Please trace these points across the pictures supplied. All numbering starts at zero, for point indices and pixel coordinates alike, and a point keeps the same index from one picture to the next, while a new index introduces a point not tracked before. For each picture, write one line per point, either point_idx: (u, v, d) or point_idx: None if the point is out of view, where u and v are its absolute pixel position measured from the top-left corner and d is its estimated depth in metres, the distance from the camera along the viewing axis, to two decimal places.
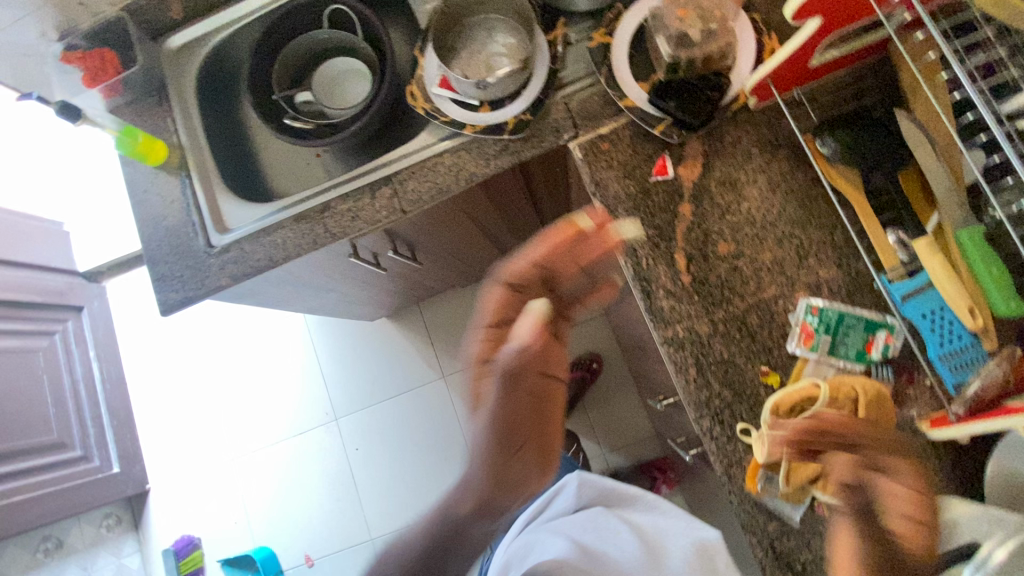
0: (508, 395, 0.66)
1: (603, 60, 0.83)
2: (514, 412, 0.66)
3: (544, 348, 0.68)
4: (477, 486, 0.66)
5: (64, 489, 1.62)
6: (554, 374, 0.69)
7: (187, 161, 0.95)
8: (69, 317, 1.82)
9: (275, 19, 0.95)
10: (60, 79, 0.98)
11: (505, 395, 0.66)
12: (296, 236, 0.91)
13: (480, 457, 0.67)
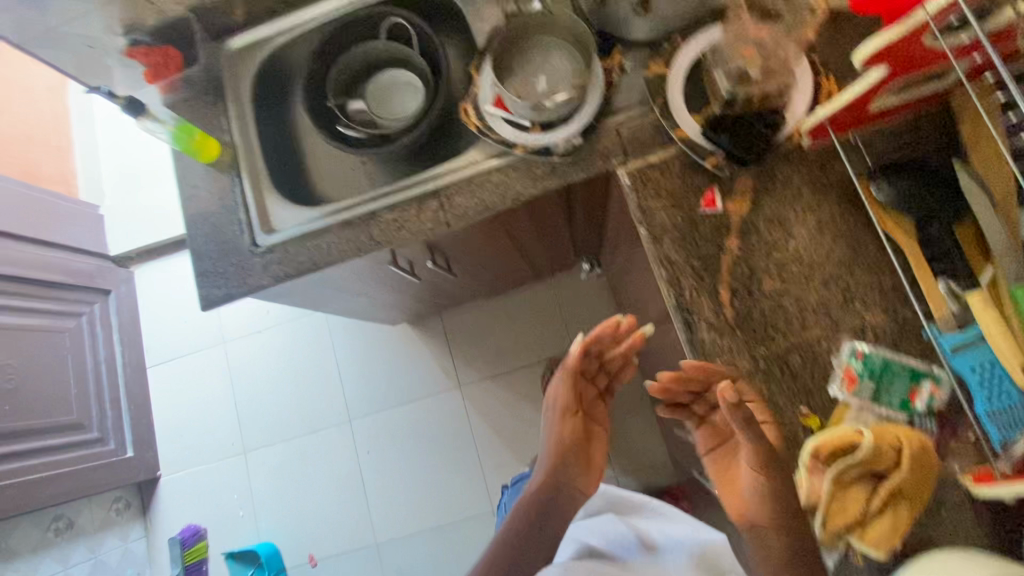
0: (559, 438, 0.85)
1: (657, 91, 0.84)
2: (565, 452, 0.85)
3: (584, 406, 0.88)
4: (533, 511, 0.82)
5: (79, 469, 1.63)
6: (595, 425, 0.88)
7: (238, 160, 0.97)
8: (97, 300, 1.85)
9: (335, 28, 0.97)
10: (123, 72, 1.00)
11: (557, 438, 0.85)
12: (341, 241, 0.92)
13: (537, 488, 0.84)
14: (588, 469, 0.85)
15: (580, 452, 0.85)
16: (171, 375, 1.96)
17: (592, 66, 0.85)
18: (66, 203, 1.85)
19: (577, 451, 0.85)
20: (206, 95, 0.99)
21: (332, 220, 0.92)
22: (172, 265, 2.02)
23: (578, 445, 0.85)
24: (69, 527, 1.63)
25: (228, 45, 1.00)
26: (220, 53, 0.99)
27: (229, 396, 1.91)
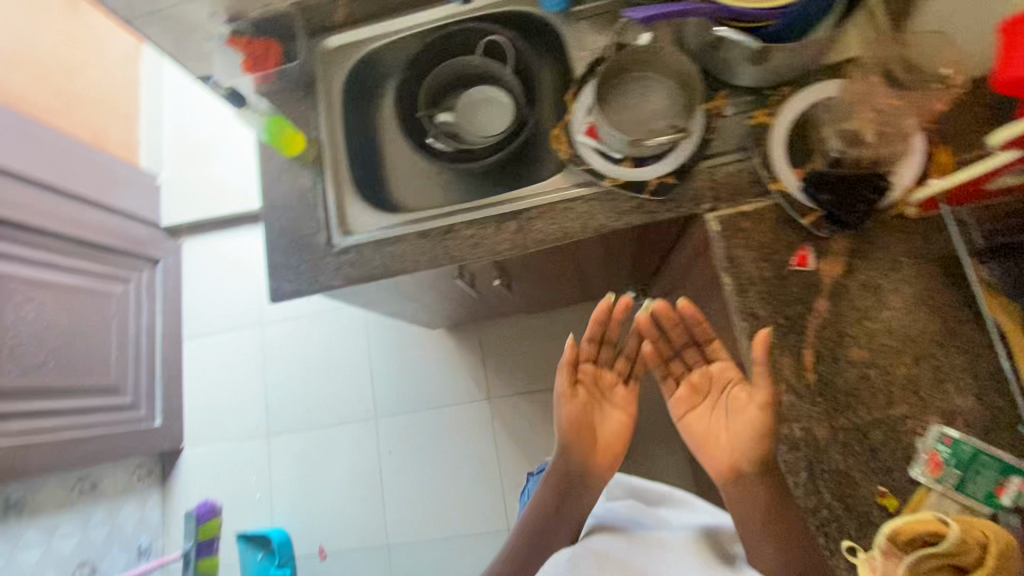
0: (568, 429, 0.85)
1: (760, 140, 0.81)
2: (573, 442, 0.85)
3: (592, 395, 0.88)
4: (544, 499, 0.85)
5: (110, 433, 1.64)
6: (604, 416, 0.88)
7: (321, 157, 0.97)
8: (145, 268, 1.88)
9: (433, 40, 0.98)
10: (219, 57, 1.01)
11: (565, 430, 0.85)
12: (416, 251, 0.91)
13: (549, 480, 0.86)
14: (599, 452, 0.87)
15: (589, 437, 0.86)
16: (204, 350, 1.98)
17: (694, 107, 0.84)
18: (126, 170, 1.89)
19: (585, 439, 0.86)
20: (296, 90, 0.99)
21: (409, 228, 0.91)
22: (219, 243, 2.05)
23: (588, 433, 0.87)
24: (93, 489, 1.63)
25: (326, 43, 1.01)
26: (315, 50, 1.01)
27: (260, 378, 1.92)
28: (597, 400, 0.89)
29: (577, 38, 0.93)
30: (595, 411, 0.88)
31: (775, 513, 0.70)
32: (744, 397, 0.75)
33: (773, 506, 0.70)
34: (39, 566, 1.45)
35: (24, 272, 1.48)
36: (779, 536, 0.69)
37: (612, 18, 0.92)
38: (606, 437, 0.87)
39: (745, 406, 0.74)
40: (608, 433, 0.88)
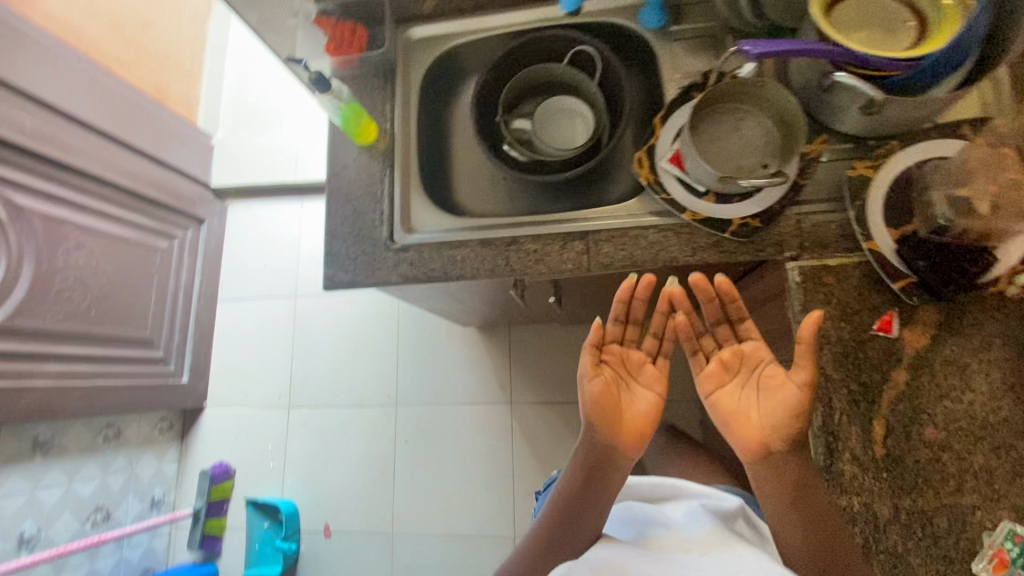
0: (595, 405, 0.80)
1: (857, 192, 0.77)
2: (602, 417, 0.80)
3: (619, 367, 0.84)
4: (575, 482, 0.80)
5: (139, 384, 1.67)
6: (636, 388, 0.84)
7: (392, 149, 0.95)
8: (190, 227, 1.90)
9: (522, 43, 0.95)
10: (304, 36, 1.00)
11: (591, 404, 0.80)
12: (476, 259, 0.89)
13: (576, 461, 0.81)
14: (626, 431, 0.81)
15: (615, 415, 0.81)
16: (237, 314, 1.99)
17: (791, 149, 0.79)
18: (184, 128, 1.90)
19: (613, 419, 0.81)
20: (375, 78, 0.98)
21: (473, 234, 0.89)
22: (263, 210, 2.06)
23: (615, 414, 0.81)
24: (117, 437, 1.66)
25: (410, 33, 0.99)
26: (398, 38, 0.99)
27: (287, 350, 1.93)
28: (622, 378, 0.84)
29: (670, 61, 0.90)
30: (620, 391, 0.83)
31: (805, 498, 0.69)
32: (778, 376, 0.73)
33: (803, 491, 0.69)
34: (59, 506, 1.49)
35: (79, 219, 1.50)
36: (808, 520, 0.69)
37: (711, 44, 0.89)
38: (632, 419, 0.81)
39: (780, 387, 0.73)
40: (635, 416, 0.81)
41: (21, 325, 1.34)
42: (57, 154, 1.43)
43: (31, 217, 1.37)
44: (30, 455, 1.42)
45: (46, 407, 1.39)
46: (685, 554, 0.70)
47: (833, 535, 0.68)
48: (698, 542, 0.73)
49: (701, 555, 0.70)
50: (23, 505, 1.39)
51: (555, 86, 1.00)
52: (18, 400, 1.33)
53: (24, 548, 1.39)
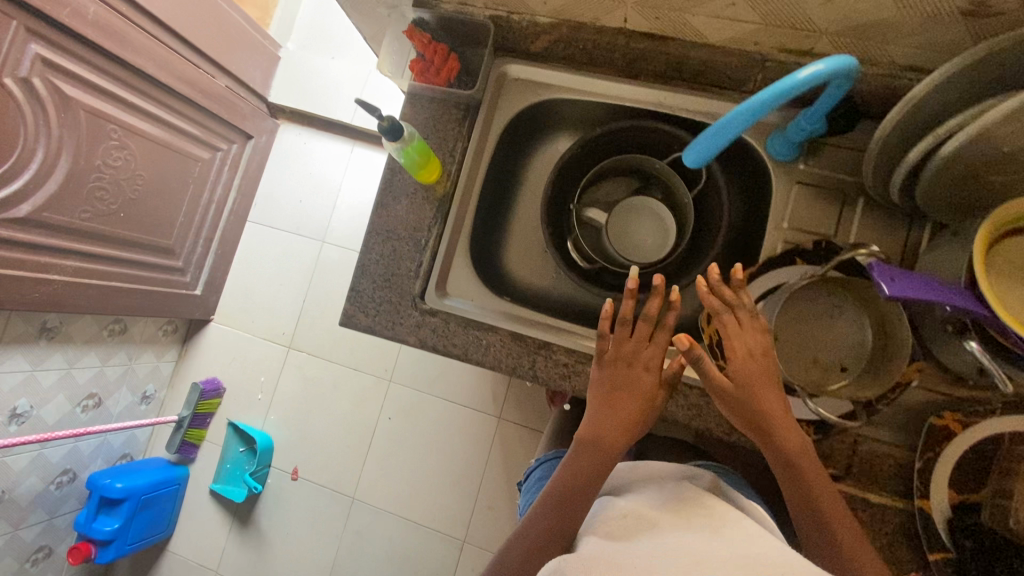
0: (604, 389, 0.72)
1: (933, 444, 0.68)
2: (612, 401, 0.71)
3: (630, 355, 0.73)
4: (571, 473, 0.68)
5: (154, 291, 1.68)
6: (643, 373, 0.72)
7: (449, 197, 0.86)
8: (236, 141, 1.83)
9: (624, 127, 0.83)
10: (392, 40, 0.89)
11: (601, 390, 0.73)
12: (501, 350, 0.82)
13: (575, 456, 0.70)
14: (626, 411, 0.70)
15: (616, 399, 0.71)
16: (262, 239, 1.96)
17: (879, 371, 0.69)
18: (254, 35, 1.78)
19: (614, 400, 0.71)
20: (453, 110, 0.87)
21: (507, 324, 0.82)
22: (313, 142, 1.97)
23: (614, 405, 0.71)
24: (123, 332, 1.70)
25: (507, 69, 0.87)
26: (492, 71, 0.87)
27: (301, 291, 1.92)
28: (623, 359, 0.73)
29: (783, 204, 0.77)
30: (618, 381, 0.72)
31: (802, 486, 0.63)
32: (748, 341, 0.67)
33: (793, 478, 0.63)
34: (55, 388, 1.54)
35: (125, 118, 1.43)
36: (812, 511, 0.62)
37: (838, 200, 0.76)
38: (622, 415, 0.70)
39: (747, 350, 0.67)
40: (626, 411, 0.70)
41: (47, 218, 1.32)
42: (116, 47, 1.35)
43: (77, 110, 1.31)
44: (35, 338, 1.46)
45: (58, 300, 1.40)
46: (658, 533, 0.59)
47: (843, 528, 0.61)
48: (655, 505, 0.66)
49: (671, 527, 0.59)
50: (20, 383, 1.44)
51: (643, 181, 0.90)
52: (33, 290, 1.33)
53: (14, 421, 1.46)
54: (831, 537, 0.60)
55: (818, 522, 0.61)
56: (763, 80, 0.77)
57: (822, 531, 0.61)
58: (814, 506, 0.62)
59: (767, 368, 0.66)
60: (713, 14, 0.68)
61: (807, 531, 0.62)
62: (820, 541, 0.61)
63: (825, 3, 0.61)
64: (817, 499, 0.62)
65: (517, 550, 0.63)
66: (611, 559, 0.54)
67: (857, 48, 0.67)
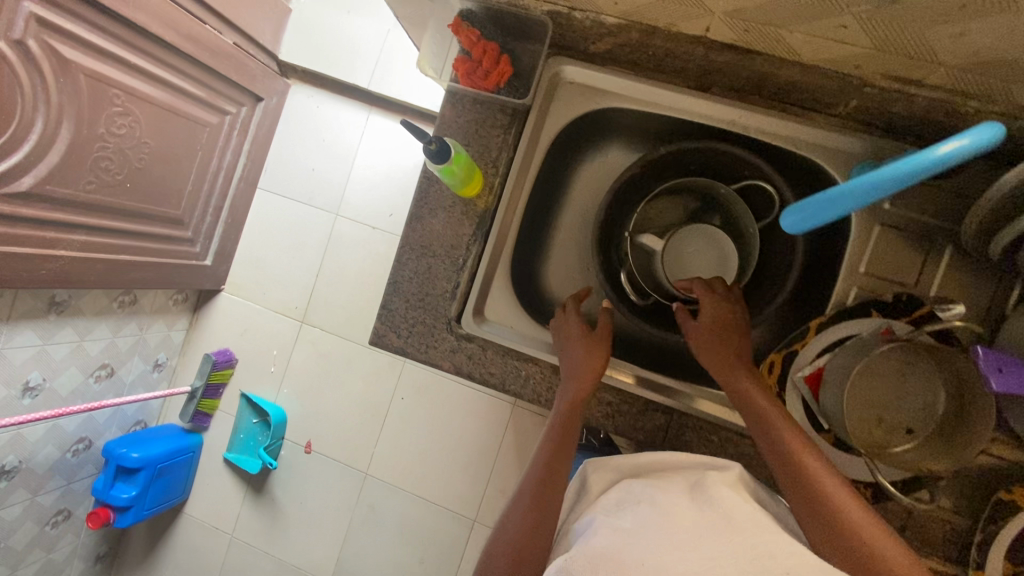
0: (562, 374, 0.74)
1: (997, 518, 0.65)
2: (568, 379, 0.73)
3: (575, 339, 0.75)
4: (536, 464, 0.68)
5: (164, 263, 1.62)
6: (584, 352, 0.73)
7: (491, 214, 0.79)
8: (245, 103, 1.71)
9: (686, 150, 0.78)
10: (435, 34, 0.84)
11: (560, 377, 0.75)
12: (542, 384, 0.78)
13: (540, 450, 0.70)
14: (579, 363, 0.73)
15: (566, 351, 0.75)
16: (274, 209, 1.88)
17: (952, 440, 0.64)
18: None
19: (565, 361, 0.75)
20: (499, 115, 0.79)
21: (550, 357, 0.78)
22: (327, 106, 1.85)
23: (566, 362, 0.74)
24: (133, 304, 1.66)
25: (562, 70, 0.77)
26: (545, 72, 0.77)
27: (314, 265, 1.85)
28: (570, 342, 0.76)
29: (862, 245, 0.71)
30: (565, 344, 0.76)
31: (772, 445, 0.62)
32: (720, 315, 0.73)
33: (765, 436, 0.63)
34: (67, 361, 1.52)
35: (127, 81, 1.32)
36: (787, 471, 0.60)
37: (922, 246, 0.70)
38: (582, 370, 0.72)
39: (713, 321, 0.73)
40: (583, 365, 0.72)
41: (50, 192, 1.23)
42: (114, 3, 1.22)
43: (77, 74, 1.20)
44: (45, 313, 1.41)
45: (66, 276, 1.34)
46: (661, 525, 0.57)
47: (826, 477, 0.58)
48: (663, 492, 0.64)
49: (674, 520, 0.58)
50: (32, 357, 1.41)
51: (699, 203, 0.85)
52: (39, 268, 1.27)
53: (28, 395, 1.43)
54: (811, 495, 0.57)
55: (796, 485, 0.58)
56: (857, 105, 0.68)
57: (803, 493, 0.58)
58: (789, 466, 0.60)
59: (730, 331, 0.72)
60: (813, 33, 0.58)
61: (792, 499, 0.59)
62: (805, 507, 0.57)
63: (956, 36, 0.51)
64: (791, 456, 0.60)
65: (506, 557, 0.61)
66: (617, 555, 0.53)
67: (979, 86, 0.57)
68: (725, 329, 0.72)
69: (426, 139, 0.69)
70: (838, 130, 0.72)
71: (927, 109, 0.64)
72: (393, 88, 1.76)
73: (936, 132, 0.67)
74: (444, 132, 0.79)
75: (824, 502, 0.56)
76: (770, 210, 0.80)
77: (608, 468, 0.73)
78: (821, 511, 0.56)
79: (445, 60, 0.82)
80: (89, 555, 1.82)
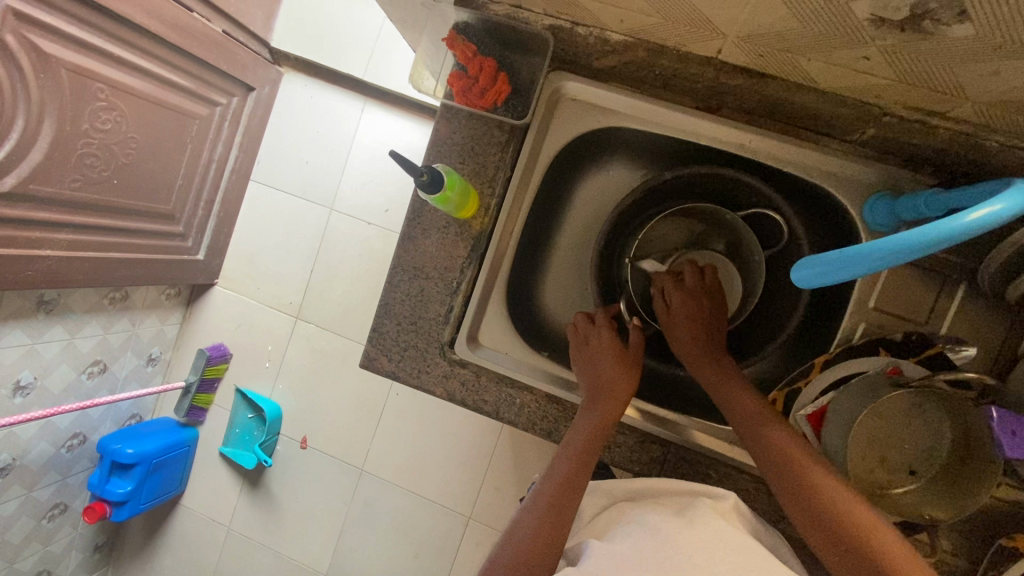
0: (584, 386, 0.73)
1: (996, 563, 0.64)
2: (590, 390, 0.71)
3: (599, 353, 0.74)
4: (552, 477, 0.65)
5: (155, 259, 1.58)
6: (607, 367, 0.72)
7: (486, 235, 0.76)
8: (237, 94, 1.65)
9: (690, 177, 0.78)
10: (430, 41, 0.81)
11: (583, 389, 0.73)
12: (537, 412, 0.77)
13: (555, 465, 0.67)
14: (605, 379, 0.71)
15: (594, 364, 0.73)
16: (267, 201, 1.83)
17: (960, 485, 0.62)
18: None
19: (593, 375, 0.73)
20: (495, 132, 0.75)
21: (544, 386, 0.76)
22: (321, 96, 1.79)
23: (594, 372, 0.72)
24: (123, 300, 1.63)
25: (563, 86, 0.74)
26: (546, 88, 0.74)
27: (308, 260, 1.80)
28: (592, 353, 0.75)
29: (873, 280, 0.69)
30: (588, 358, 0.75)
31: (792, 480, 0.59)
32: (689, 308, 0.75)
33: (783, 472, 0.60)
34: (58, 359, 1.50)
35: (111, 74, 1.26)
36: (812, 511, 0.56)
37: (935, 282, 0.67)
38: (614, 386, 0.70)
39: (681, 316, 0.75)
40: (614, 379, 0.71)
41: (33, 191, 1.19)
42: None
43: (57, 68, 1.16)
44: (33, 312, 1.39)
45: (54, 277, 1.31)
46: (655, 549, 0.56)
47: (856, 513, 0.55)
48: (653, 514, 0.62)
49: (668, 541, 0.57)
50: (21, 357, 1.39)
51: (702, 224, 0.85)
52: (26, 269, 1.23)
53: (19, 394, 1.42)
54: (844, 535, 0.54)
55: (826, 526, 0.55)
56: (874, 133, 0.65)
57: (835, 536, 0.54)
58: (816, 504, 0.56)
59: (700, 324, 0.74)
60: (832, 62, 0.54)
61: (821, 542, 0.55)
62: (838, 549, 0.54)
63: (987, 75, 0.47)
64: (818, 493, 0.57)
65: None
66: None
67: (1007, 123, 0.53)
68: (696, 325, 0.74)
69: (418, 171, 0.66)
70: (851, 158, 0.69)
71: (948, 143, 0.60)
72: (389, 78, 1.70)
73: (957, 164, 0.64)
74: (439, 148, 0.76)
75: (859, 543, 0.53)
76: (776, 235, 0.80)
77: (600, 493, 0.71)
78: (859, 553, 0.52)
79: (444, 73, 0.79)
80: (87, 545, 1.83)
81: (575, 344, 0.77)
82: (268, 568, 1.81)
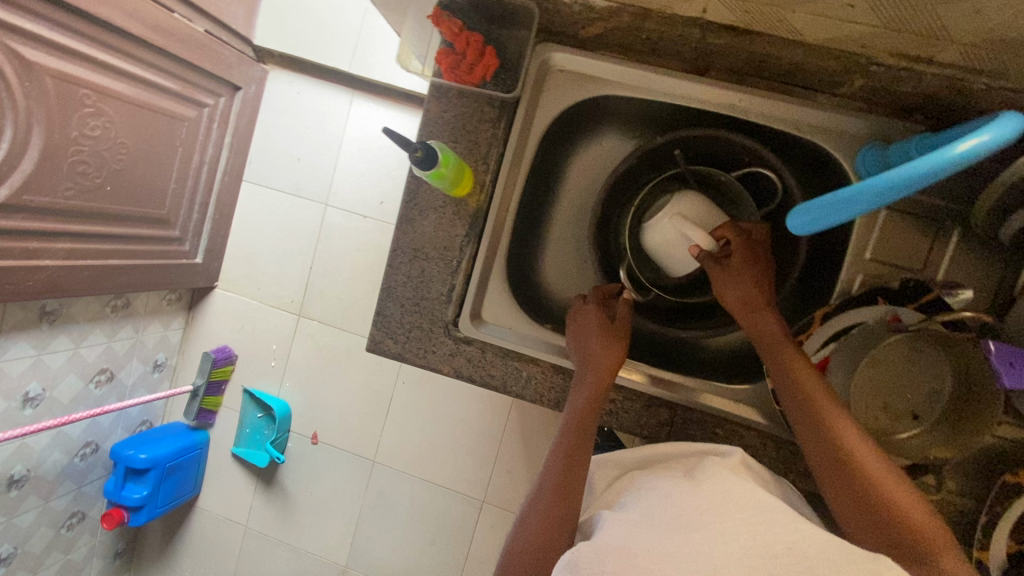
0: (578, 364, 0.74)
1: (999, 501, 0.66)
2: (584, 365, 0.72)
3: (588, 330, 0.74)
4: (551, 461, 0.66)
5: (154, 264, 1.58)
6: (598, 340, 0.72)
7: (484, 211, 0.77)
8: (223, 94, 1.64)
9: (690, 140, 0.80)
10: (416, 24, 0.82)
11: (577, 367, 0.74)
12: (544, 384, 0.78)
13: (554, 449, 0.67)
14: (597, 354, 0.71)
15: (584, 342, 0.74)
16: (262, 200, 1.83)
17: (960, 425, 0.63)
18: None
19: (583, 350, 0.73)
20: (485, 109, 0.75)
21: (550, 357, 0.77)
22: (308, 91, 1.78)
23: (583, 350, 0.73)
24: (125, 307, 1.64)
25: (551, 57, 0.74)
26: (534, 61, 0.74)
27: (307, 256, 1.81)
28: (584, 328, 0.75)
29: (868, 230, 0.70)
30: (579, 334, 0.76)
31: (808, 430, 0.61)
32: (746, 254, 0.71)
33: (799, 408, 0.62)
34: (65, 369, 1.51)
35: (96, 79, 1.26)
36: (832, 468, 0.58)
37: (930, 229, 0.68)
38: (601, 358, 0.70)
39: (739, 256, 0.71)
40: (601, 352, 0.71)
41: (28, 201, 1.19)
42: None
43: (43, 76, 1.15)
44: (37, 323, 1.40)
45: (55, 286, 1.31)
46: (668, 513, 0.56)
47: (863, 454, 0.57)
48: (665, 480, 0.63)
49: (679, 502, 0.57)
50: (29, 368, 1.40)
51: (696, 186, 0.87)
52: (26, 280, 1.23)
53: (29, 405, 1.43)
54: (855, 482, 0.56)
55: (843, 477, 0.57)
56: (863, 84, 0.65)
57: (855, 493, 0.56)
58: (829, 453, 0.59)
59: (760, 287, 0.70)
60: (818, 13, 0.54)
61: (824, 476, 0.59)
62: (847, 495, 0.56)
63: (970, 14, 0.47)
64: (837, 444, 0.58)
65: (525, 559, 0.59)
66: (625, 547, 0.52)
67: (993, 64, 0.54)
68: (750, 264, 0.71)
69: (412, 148, 0.67)
70: (842, 111, 0.69)
71: (937, 87, 0.60)
72: (376, 69, 1.69)
73: (946, 108, 0.64)
74: (430, 128, 0.76)
75: (861, 477, 0.56)
76: (770, 196, 0.82)
77: (610, 463, 0.73)
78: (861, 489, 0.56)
79: (429, 51, 0.81)
80: (107, 552, 1.85)
81: (570, 326, 0.78)
82: (288, 564, 1.83)
